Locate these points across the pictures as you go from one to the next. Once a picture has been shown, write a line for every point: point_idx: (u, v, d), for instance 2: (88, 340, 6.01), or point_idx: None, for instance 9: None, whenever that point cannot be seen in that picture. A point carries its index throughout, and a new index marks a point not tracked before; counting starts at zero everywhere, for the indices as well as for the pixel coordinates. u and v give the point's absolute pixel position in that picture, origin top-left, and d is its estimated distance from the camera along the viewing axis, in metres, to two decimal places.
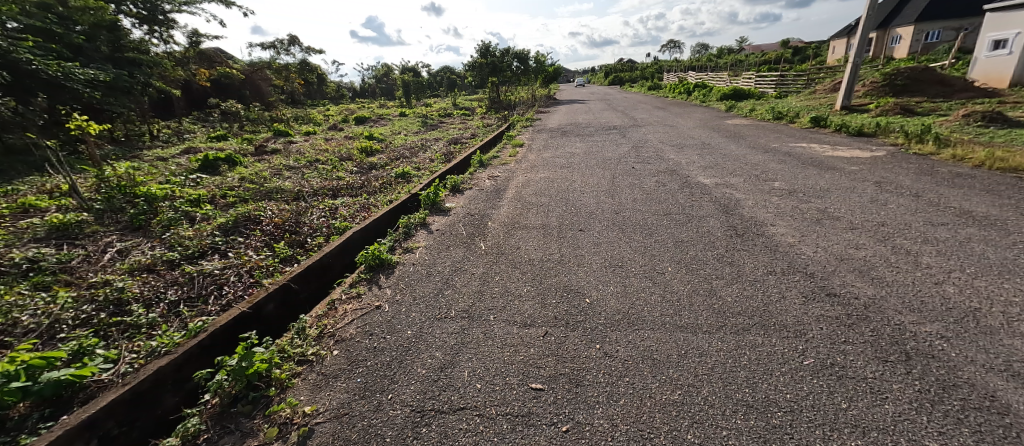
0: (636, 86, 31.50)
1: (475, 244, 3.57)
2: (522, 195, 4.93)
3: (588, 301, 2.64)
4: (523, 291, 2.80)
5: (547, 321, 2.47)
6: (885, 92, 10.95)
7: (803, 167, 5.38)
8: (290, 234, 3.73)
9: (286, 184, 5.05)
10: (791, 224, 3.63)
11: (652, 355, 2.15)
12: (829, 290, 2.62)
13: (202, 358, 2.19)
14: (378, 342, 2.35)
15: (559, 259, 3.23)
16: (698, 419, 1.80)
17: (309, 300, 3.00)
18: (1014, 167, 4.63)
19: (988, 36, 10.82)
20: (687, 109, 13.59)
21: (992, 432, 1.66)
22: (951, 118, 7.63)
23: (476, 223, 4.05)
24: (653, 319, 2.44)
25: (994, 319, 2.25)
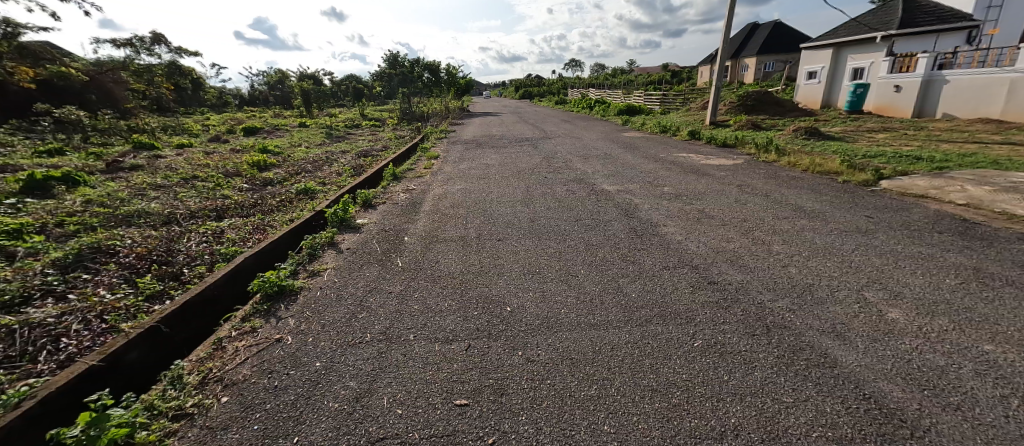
0: (545, 100, 33.24)
1: (391, 261, 3.51)
2: (439, 207, 4.95)
3: (510, 309, 2.76)
4: (444, 306, 2.82)
5: (469, 334, 2.52)
6: (740, 110, 12.98)
7: (685, 174, 6.14)
8: (158, 266, 3.30)
9: (153, 206, 4.46)
10: (679, 224, 4.13)
11: (571, 355, 2.32)
12: (710, 279, 3.04)
13: (31, 431, 1.81)
14: (281, 380, 2.20)
15: (479, 270, 3.31)
16: (613, 409, 1.97)
17: (188, 340, 2.70)
18: (828, 170, 5.82)
19: (805, 69, 15.11)
20: (591, 122, 14.62)
21: (828, 383, 2.06)
22: (785, 131, 9.28)
23: (392, 238, 3.98)
24: (569, 321, 2.62)
25: (824, 291, 2.81)
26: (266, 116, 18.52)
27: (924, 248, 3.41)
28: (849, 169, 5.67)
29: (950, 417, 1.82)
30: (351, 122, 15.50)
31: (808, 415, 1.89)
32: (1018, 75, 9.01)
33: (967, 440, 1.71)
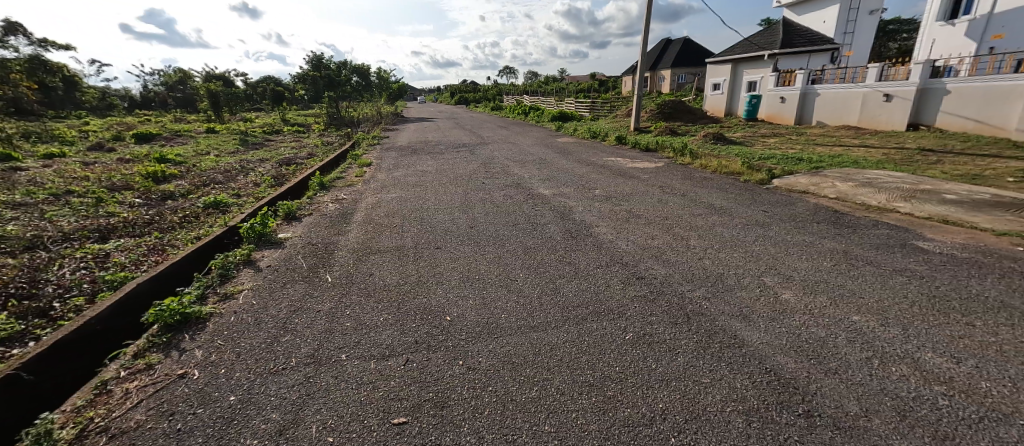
0: (480, 107, 33.49)
1: (319, 277, 3.35)
2: (372, 216, 4.82)
3: (449, 319, 2.76)
4: (379, 320, 2.75)
5: (407, 348, 2.48)
6: (659, 117, 14.04)
7: (614, 177, 6.51)
8: (18, 300, 2.78)
9: (12, 229, 3.81)
10: (610, 224, 4.38)
11: (511, 359, 2.37)
12: (638, 274, 3.26)
13: None
14: (185, 422, 1.98)
15: (417, 281, 3.28)
16: (553, 409, 2.03)
17: (60, 386, 2.26)
18: (732, 171, 6.54)
19: (711, 81, 16.79)
20: (526, 129, 14.95)
21: (739, 362, 2.30)
22: (696, 137, 10.21)
23: (318, 252, 3.80)
24: (510, 325, 2.68)
25: (733, 278, 3.15)
26: (167, 121, 16.64)
27: (807, 236, 3.96)
28: (748, 170, 6.44)
29: (831, 381, 2.12)
30: (270, 127, 14.49)
31: (723, 393, 2.10)
32: (868, 89, 10.92)
33: (844, 398, 2.01)
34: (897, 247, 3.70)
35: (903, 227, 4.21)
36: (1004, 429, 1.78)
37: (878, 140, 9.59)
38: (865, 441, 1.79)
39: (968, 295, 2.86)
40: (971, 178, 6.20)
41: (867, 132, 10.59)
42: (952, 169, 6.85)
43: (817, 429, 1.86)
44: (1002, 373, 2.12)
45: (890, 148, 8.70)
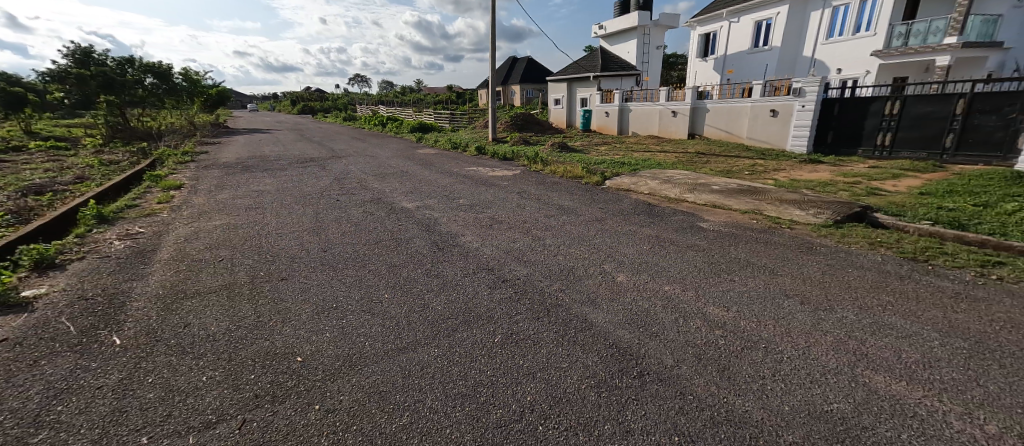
0: (327, 117, 30.96)
1: (98, 344, 2.56)
2: (183, 252, 4.01)
3: (301, 360, 2.44)
4: (202, 381, 2.25)
5: (242, 406, 2.08)
6: (514, 127, 15.04)
7: (476, 185, 6.72)
8: None
9: None
10: (475, 232, 4.47)
11: (378, 388, 2.21)
12: (503, 277, 3.40)
13: None
14: None
15: (257, 322, 2.82)
16: (426, 429, 1.95)
17: None
18: (574, 173, 7.61)
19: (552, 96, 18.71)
20: (382, 140, 14.33)
21: (592, 344, 2.57)
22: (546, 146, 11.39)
23: (99, 311, 2.95)
24: (374, 352, 2.50)
25: (583, 271, 3.57)
26: None
27: (632, 226, 4.97)
28: (586, 173, 7.55)
29: (656, 344, 2.59)
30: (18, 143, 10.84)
31: (580, 372, 2.32)
32: (661, 108, 13.69)
33: (665, 356, 2.50)
34: (688, 228, 4.96)
35: (692, 212, 5.60)
36: (755, 354, 2.52)
37: (670, 146, 11.86)
38: (676, 384, 2.25)
39: (730, 258, 4.04)
40: (727, 172, 8.22)
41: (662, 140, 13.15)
42: (716, 165, 8.94)
43: (649, 385, 2.23)
44: (751, 314, 2.99)
45: (679, 152, 10.80)
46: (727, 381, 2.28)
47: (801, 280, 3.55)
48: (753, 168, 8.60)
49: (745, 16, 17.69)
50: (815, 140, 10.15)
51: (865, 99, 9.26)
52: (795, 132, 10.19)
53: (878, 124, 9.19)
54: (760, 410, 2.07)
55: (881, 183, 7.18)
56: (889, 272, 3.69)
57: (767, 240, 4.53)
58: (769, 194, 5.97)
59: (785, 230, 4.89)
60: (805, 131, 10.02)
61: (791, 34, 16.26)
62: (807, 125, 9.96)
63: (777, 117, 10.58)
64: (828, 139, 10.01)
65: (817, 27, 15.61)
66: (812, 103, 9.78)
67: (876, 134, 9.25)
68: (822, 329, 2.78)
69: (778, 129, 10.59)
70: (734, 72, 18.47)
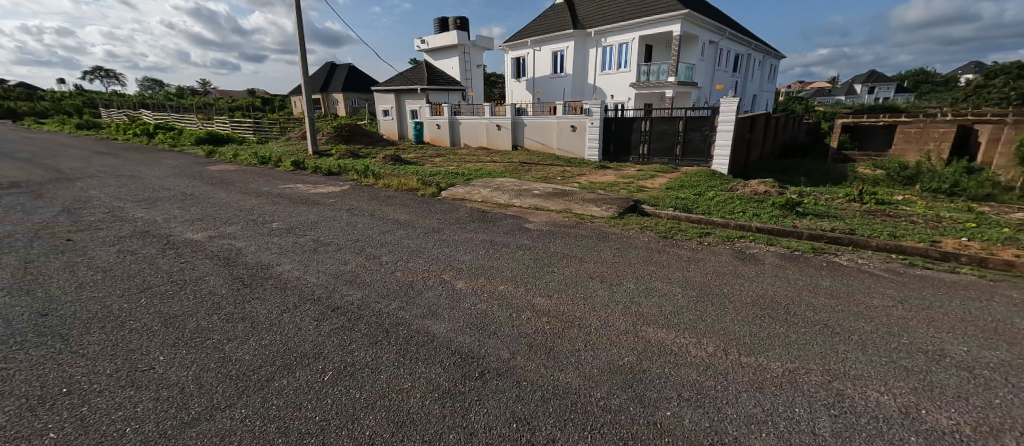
0: (55, 125, 23.03)
1: None
2: None
3: None
4: None
5: None
6: (337, 139, 14.07)
7: (293, 206, 6.15)
8: None
9: None
10: (294, 259, 4.13)
11: None
12: (332, 306, 3.13)
13: None
14: None
15: None
16: None
17: None
18: (409, 186, 7.43)
19: (379, 107, 18.06)
20: (153, 156, 11.45)
21: (432, 357, 2.54)
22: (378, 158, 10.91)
23: None
24: (146, 434, 1.92)
25: (421, 283, 3.59)
26: None
27: (470, 232, 5.15)
28: (423, 186, 7.40)
29: (494, 341, 2.75)
30: None
31: (422, 389, 2.25)
32: (486, 121, 14.61)
33: (503, 351, 2.65)
34: (516, 230, 5.35)
35: (519, 215, 6.09)
36: (575, 331, 2.93)
37: (497, 157, 12.67)
38: (514, 374, 2.41)
39: (551, 252, 4.58)
40: (544, 178, 9.20)
41: (489, 151, 14.00)
42: (535, 173, 9.92)
43: (489, 383, 2.33)
44: (568, 299, 3.46)
45: (505, 162, 11.66)
46: (553, 360, 2.58)
47: (598, 263, 4.34)
48: (564, 174, 9.84)
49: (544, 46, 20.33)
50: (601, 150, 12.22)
51: (629, 118, 11.66)
52: (588, 143, 12.15)
53: (639, 138, 11.59)
54: (578, 377, 2.43)
55: (646, 182, 9.01)
56: (652, 248, 4.84)
57: (576, 233, 5.27)
58: (575, 195, 6.91)
59: (590, 223, 5.73)
60: (595, 142, 12.03)
61: (579, 64, 19.46)
62: (596, 138, 11.98)
63: (575, 131, 12.51)
64: (610, 149, 12.17)
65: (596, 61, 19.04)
66: (597, 120, 11.83)
67: (638, 146, 11.65)
68: (616, 302, 3.43)
69: (578, 141, 12.50)
70: (541, 93, 20.94)
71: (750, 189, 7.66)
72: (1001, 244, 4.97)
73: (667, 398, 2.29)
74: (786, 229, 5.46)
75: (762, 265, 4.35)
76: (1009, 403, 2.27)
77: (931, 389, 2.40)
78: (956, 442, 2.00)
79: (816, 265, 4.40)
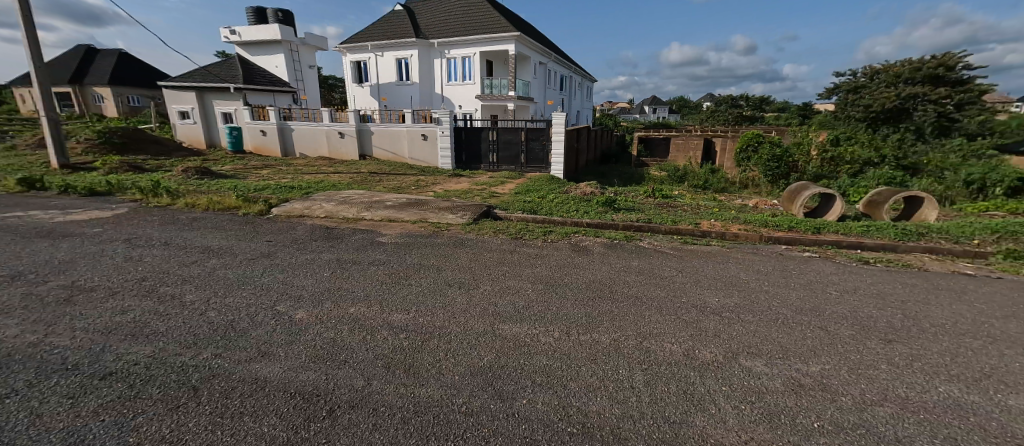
0: None
1: None
2: None
3: None
4: None
5: None
6: (105, 149, 10.98)
7: (25, 241, 4.34)
8: None
9: None
10: (27, 318, 2.86)
11: None
12: (102, 373, 2.29)
13: None
14: None
15: None
16: None
17: None
18: (226, 206, 6.01)
19: (174, 107, 14.56)
20: None
21: (260, 409, 2.07)
22: (173, 172, 8.70)
23: None
24: None
25: (241, 321, 2.91)
26: None
27: (309, 254, 4.32)
28: (245, 203, 6.11)
29: (344, 371, 2.39)
30: None
31: None
32: (325, 128, 13.07)
33: (355, 379, 2.33)
34: (367, 245, 4.70)
35: (370, 229, 5.42)
36: (435, 341, 2.74)
37: (342, 167, 11.41)
38: (368, 403, 2.14)
39: (407, 264, 4.13)
40: (398, 189, 8.54)
41: (333, 162, 12.56)
42: (388, 183, 9.17)
43: (340, 419, 2.01)
44: (428, 308, 3.22)
45: (353, 173, 10.48)
46: (412, 377, 2.36)
47: (462, 269, 4.08)
48: (419, 183, 9.34)
49: (387, 51, 19.31)
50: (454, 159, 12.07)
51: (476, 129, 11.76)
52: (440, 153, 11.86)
53: (488, 147, 11.82)
54: (441, 388, 2.29)
55: (497, 188, 9.18)
56: (505, 248, 4.82)
57: (433, 242, 4.90)
58: (432, 205, 6.52)
59: (445, 231, 5.41)
60: (447, 152, 11.82)
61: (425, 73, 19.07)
62: (448, 147, 11.78)
63: (427, 140, 12.11)
64: (462, 158, 12.12)
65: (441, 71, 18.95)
66: (447, 130, 11.63)
67: (488, 154, 11.88)
68: (476, 304, 3.32)
69: (430, 151, 12.12)
70: (387, 99, 19.85)
71: (580, 192, 8.37)
72: (729, 221, 6.58)
73: (523, 387, 2.34)
74: (609, 222, 6.14)
75: (590, 252, 4.92)
76: (734, 332, 3.15)
77: (702, 333, 3.11)
78: (719, 369, 2.65)
79: (627, 250, 5.09)
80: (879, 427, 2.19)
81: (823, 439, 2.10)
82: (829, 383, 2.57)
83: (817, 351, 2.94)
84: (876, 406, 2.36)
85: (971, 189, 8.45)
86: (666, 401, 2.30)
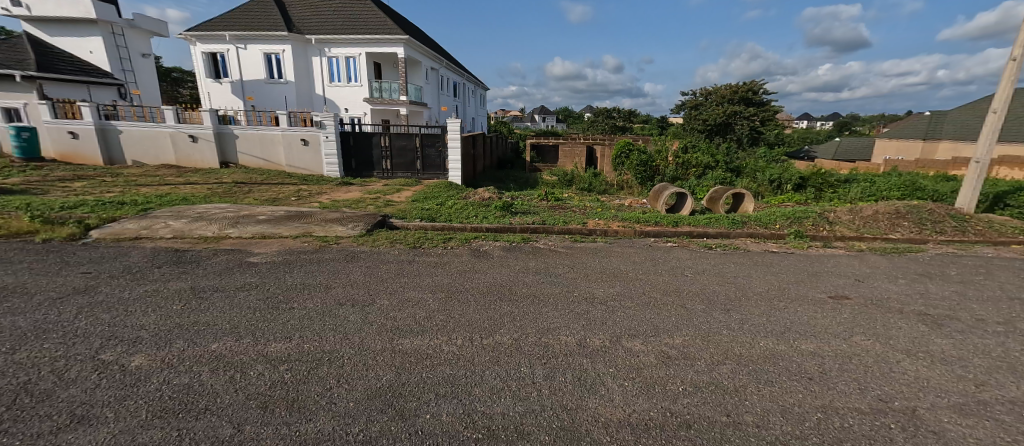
0: None
1: None
2: None
3: None
4: None
5: None
6: None
7: None
8: None
9: None
10: None
11: None
12: None
13: None
14: None
15: None
16: None
17: None
18: (13, 231, 4.86)
19: None
20: None
21: None
22: None
23: None
24: None
25: (47, 381, 2.35)
26: None
27: (147, 285, 3.71)
28: (44, 226, 5.04)
29: (202, 422, 2.10)
30: None
31: None
32: (172, 130, 11.20)
33: (220, 427, 2.08)
34: (233, 268, 4.18)
35: (237, 248, 4.83)
36: (322, 369, 2.57)
37: (197, 177, 9.89)
38: None
39: (286, 285, 3.79)
40: (273, 201, 7.72)
41: (185, 171, 10.85)
42: (259, 195, 8.21)
43: None
44: (314, 332, 3.00)
45: (208, 183, 9.17)
46: (294, 415, 2.18)
47: (352, 285, 3.87)
48: (298, 194, 8.54)
49: (251, 44, 17.17)
50: (342, 166, 11.36)
51: (367, 133, 11.26)
52: (326, 159, 11.07)
53: (380, 153, 11.37)
54: (331, 419, 2.16)
55: (392, 196, 8.87)
56: (402, 259, 4.71)
57: (319, 259, 4.55)
58: (315, 217, 6.10)
59: (331, 246, 5.07)
60: (334, 158, 11.07)
61: (300, 71, 17.46)
62: (334, 153, 11.03)
63: (307, 146, 11.18)
64: (352, 165, 11.48)
65: (322, 71, 17.70)
66: (332, 134, 10.87)
67: (381, 161, 11.42)
68: (370, 322, 3.19)
69: (312, 157, 11.21)
70: (254, 99, 17.65)
71: (479, 197, 8.53)
72: (610, 219, 7.30)
73: (425, 401, 2.33)
74: (508, 226, 6.38)
75: (492, 257, 5.04)
76: (615, 318, 3.53)
77: (594, 322, 3.43)
78: (606, 353, 2.96)
79: (525, 252, 5.35)
80: (727, 383, 2.70)
81: (686, 399, 2.51)
82: (690, 350, 3.08)
83: (679, 325, 3.47)
84: (720, 363, 2.92)
85: (773, 185, 10.88)
86: (564, 391, 2.50)
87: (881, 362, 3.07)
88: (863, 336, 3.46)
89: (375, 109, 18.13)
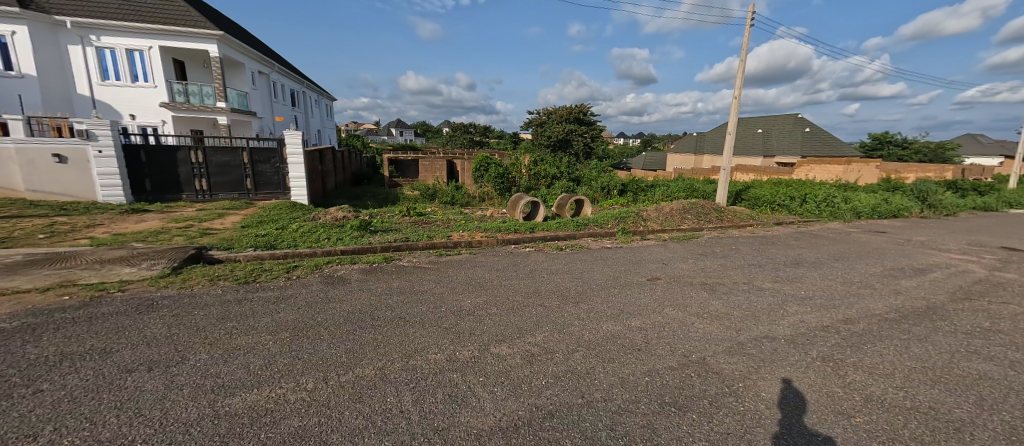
0: None
1: None
2: None
3: None
4: None
5: None
6: None
7: None
8: None
9: None
10: None
11: None
12: None
13: None
14: None
15: None
16: None
17: None
18: None
19: None
20: None
21: None
22: None
23: None
24: None
25: None
26: None
27: None
28: None
29: None
30: None
31: None
32: None
33: None
34: None
35: None
36: None
37: None
38: None
39: (27, 361, 2.92)
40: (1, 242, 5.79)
41: None
42: None
43: None
44: (81, 418, 2.40)
45: None
46: None
47: (143, 345, 3.20)
48: (51, 229, 6.57)
49: None
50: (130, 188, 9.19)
51: (168, 148, 9.40)
52: (101, 180, 8.70)
53: (191, 171, 9.65)
54: None
55: (211, 224, 7.58)
56: (228, 300, 4.11)
57: (91, 316, 3.63)
58: (82, 259, 4.86)
59: (113, 295, 4.09)
60: (115, 179, 8.81)
61: (46, 67, 13.42)
62: (116, 173, 8.77)
63: (66, 163, 8.53)
64: (146, 187, 9.39)
65: (84, 68, 13.97)
66: (110, 149, 8.63)
67: (193, 180, 9.68)
68: (176, 386, 2.71)
69: (76, 177, 8.62)
70: None
71: (331, 217, 7.95)
72: (473, 230, 7.62)
73: None
74: (367, 246, 6.13)
75: (351, 282, 4.78)
76: (480, 327, 3.74)
77: (460, 334, 3.59)
78: (471, 364, 3.13)
79: (386, 272, 5.23)
80: (576, 367, 3.14)
81: (549, 391, 2.84)
82: (550, 344, 3.48)
83: (540, 323, 3.87)
84: (576, 351, 3.38)
85: (604, 192, 12.75)
86: (436, 411, 2.59)
87: (684, 325, 3.97)
88: (672, 307, 4.40)
89: (179, 117, 15.25)
